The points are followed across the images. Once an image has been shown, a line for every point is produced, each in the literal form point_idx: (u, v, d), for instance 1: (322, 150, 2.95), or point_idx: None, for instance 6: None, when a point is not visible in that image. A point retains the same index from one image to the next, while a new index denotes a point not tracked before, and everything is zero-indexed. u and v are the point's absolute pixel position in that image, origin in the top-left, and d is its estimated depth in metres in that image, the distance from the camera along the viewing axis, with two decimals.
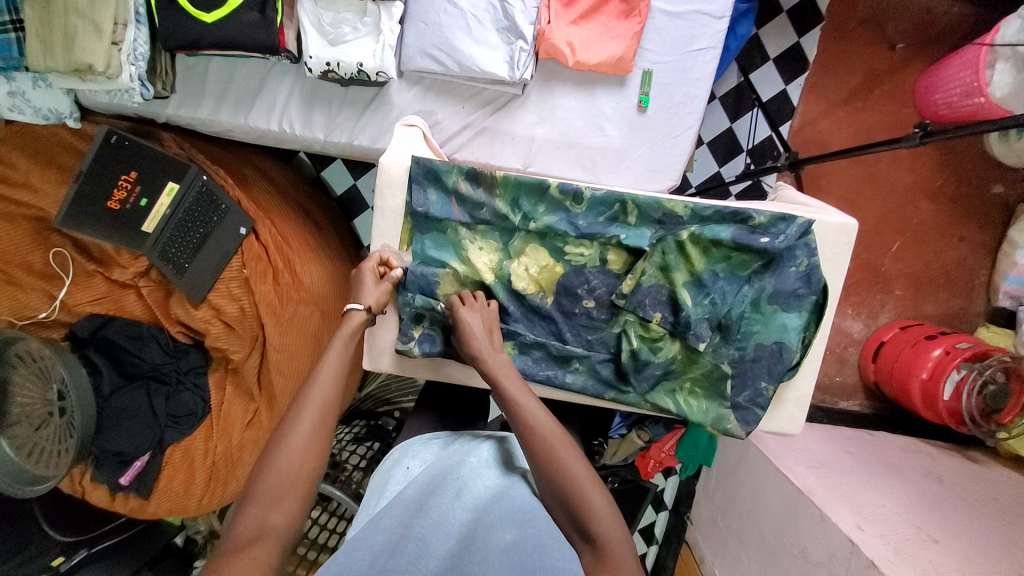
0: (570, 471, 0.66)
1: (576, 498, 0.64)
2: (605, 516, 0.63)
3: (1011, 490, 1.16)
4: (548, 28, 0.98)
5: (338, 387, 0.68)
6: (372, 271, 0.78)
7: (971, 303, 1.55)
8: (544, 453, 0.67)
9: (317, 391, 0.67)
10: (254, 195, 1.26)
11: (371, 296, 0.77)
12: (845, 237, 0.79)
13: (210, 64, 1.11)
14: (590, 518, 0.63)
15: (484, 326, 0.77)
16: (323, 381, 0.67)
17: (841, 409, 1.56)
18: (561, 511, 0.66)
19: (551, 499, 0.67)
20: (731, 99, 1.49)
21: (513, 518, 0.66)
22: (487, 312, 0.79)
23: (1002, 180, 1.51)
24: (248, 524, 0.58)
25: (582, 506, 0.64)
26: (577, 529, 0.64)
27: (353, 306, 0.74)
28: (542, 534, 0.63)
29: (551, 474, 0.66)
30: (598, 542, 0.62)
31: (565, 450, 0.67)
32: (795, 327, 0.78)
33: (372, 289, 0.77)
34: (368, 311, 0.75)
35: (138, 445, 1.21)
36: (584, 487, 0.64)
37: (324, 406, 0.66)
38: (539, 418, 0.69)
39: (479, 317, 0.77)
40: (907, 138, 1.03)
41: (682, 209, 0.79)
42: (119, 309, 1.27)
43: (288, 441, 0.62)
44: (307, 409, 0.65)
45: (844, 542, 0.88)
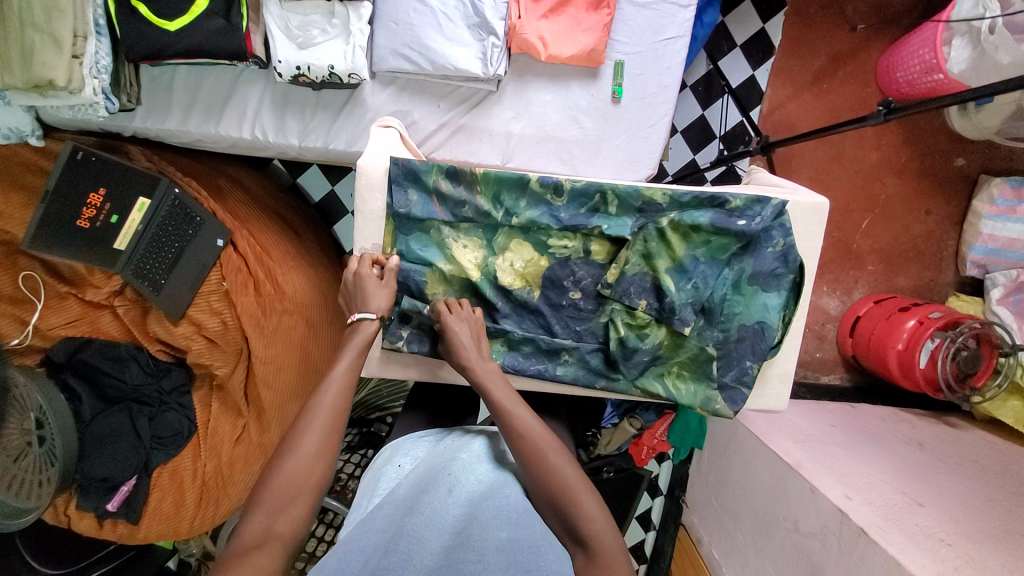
0: (562, 474, 0.67)
1: (568, 500, 0.65)
2: (597, 518, 0.64)
3: (987, 451, 1.21)
4: (519, 23, 0.98)
5: (349, 398, 0.68)
6: (368, 273, 0.77)
7: (941, 274, 1.60)
8: (535, 458, 0.68)
9: (327, 398, 0.66)
10: (230, 206, 1.23)
11: (378, 301, 0.76)
12: (817, 214, 0.81)
13: (176, 73, 1.09)
14: (583, 520, 0.64)
15: (472, 333, 0.76)
16: (334, 391, 0.67)
17: (823, 384, 1.60)
18: (552, 513, 0.67)
19: (542, 501, 0.68)
20: (701, 87, 1.52)
21: (509, 516, 0.66)
22: (474, 319, 0.78)
23: (963, 153, 1.57)
24: (254, 528, 0.57)
25: (573, 508, 0.65)
26: (569, 531, 0.65)
27: (363, 315, 0.74)
28: (536, 537, 0.64)
29: (542, 478, 0.67)
30: (591, 544, 0.63)
31: (553, 453, 0.68)
32: (776, 306, 0.80)
33: (376, 294, 0.76)
34: (381, 318, 0.75)
35: (123, 469, 1.17)
36: (576, 491, 0.65)
37: (333, 413, 0.66)
38: (528, 424, 0.70)
39: (467, 325, 0.77)
40: (873, 116, 1.06)
41: (661, 196, 0.80)
42: (95, 330, 1.24)
43: (296, 447, 0.62)
44: (314, 416, 0.65)
45: (834, 512, 0.91)
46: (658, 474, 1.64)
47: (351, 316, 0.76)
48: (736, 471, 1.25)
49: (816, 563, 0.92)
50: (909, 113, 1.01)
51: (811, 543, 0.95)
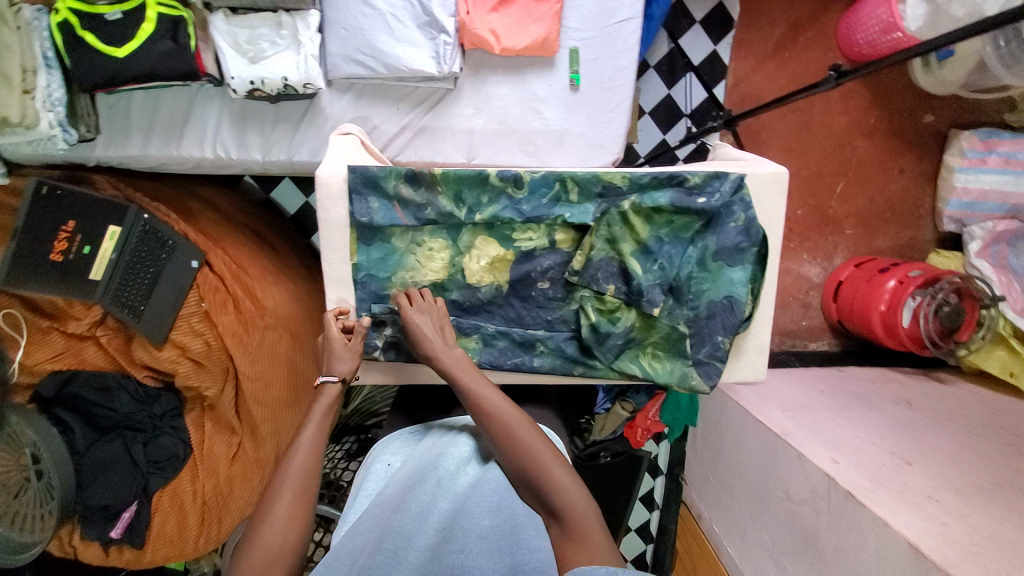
0: (524, 455, 0.68)
1: (539, 475, 0.67)
2: (570, 489, 0.65)
3: (975, 405, 1.22)
4: (469, 18, 0.98)
5: (318, 459, 0.69)
6: (338, 336, 0.78)
7: (919, 232, 1.61)
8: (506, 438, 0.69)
9: (294, 466, 0.67)
10: (201, 226, 1.23)
11: (344, 365, 0.77)
12: (778, 184, 0.81)
13: (133, 99, 1.08)
14: (554, 493, 0.65)
15: (433, 324, 0.78)
16: (304, 455, 0.68)
17: (811, 351, 1.62)
18: (526, 489, 0.68)
19: (517, 481, 0.69)
20: (666, 67, 1.52)
21: (490, 500, 0.68)
22: (435, 309, 0.79)
23: (931, 110, 1.57)
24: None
25: (546, 484, 0.66)
26: (542, 504, 0.66)
27: (325, 378, 0.75)
28: (514, 515, 0.66)
29: (509, 456, 0.68)
30: (564, 513, 0.64)
31: (524, 431, 0.69)
32: (742, 280, 0.81)
33: (342, 357, 0.77)
34: (341, 380, 0.76)
35: (123, 497, 1.18)
36: (546, 465, 0.67)
37: (305, 475, 0.67)
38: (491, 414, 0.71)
39: (428, 314, 0.79)
40: (824, 82, 1.05)
41: (621, 180, 0.80)
42: (81, 360, 1.24)
43: (272, 509, 0.63)
44: (287, 476, 0.66)
45: (822, 478, 0.92)
46: (657, 455, 1.65)
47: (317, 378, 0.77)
48: (730, 445, 1.26)
49: (808, 528, 0.94)
50: (862, 73, 1.00)
51: (802, 510, 0.96)
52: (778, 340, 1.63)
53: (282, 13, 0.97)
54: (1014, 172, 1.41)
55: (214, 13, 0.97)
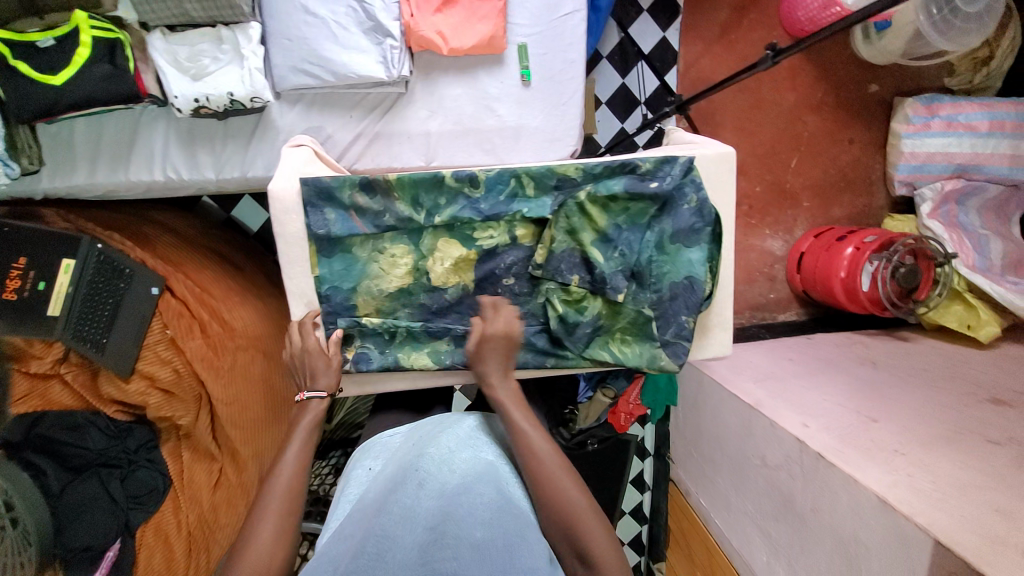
0: (560, 498, 0.68)
1: (574, 525, 0.67)
2: (603, 543, 0.66)
3: (936, 360, 1.28)
4: (414, 20, 0.97)
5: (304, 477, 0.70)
6: (317, 350, 0.79)
7: (873, 198, 1.67)
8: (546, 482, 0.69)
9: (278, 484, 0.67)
10: (160, 252, 1.20)
11: (327, 379, 0.79)
12: (725, 163, 0.83)
13: (75, 126, 1.06)
14: (590, 545, 0.66)
15: (501, 355, 0.80)
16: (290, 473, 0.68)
17: (781, 322, 1.66)
18: (561, 538, 0.68)
19: (552, 529, 0.69)
20: (618, 57, 1.53)
21: (485, 512, 0.67)
22: (503, 333, 0.81)
23: (874, 80, 1.63)
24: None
25: (580, 536, 0.66)
26: (571, 546, 0.67)
27: (313, 394, 0.77)
28: (510, 531, 0.66)
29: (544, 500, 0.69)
30: (591, 553, 0.66)
31: (563, 479, 0.69)
32: (700, 260, 0.83)
33: (326, 372, 0.79)
34: (329, 394, 0.77)
35: (105, 536, 1.15)
36: (584, 519, 0.67)
37: (288, 491, 0.67)
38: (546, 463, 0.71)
39: (498, 342, 0.80)
40: (764, 61, 1.06)
41: (575, 171, 0.81)
42: (46, 401, 1.19)
43: (260, 528, 0.63)
44: (271, 499, 0.66)
45: (793, 442, 0.95)
46: (642, 438, 1.68)
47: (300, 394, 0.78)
48: (709, 421, 1.29)
49: (786, 493, 0.97)
50: (798, 49, 1.02)
51: (778, 476, 0.99)
52: (749, 315, 1.67)
53: (221, 27, 0.96)
54: (957, 134, 1.46)
55: (151, 32, 0.95)
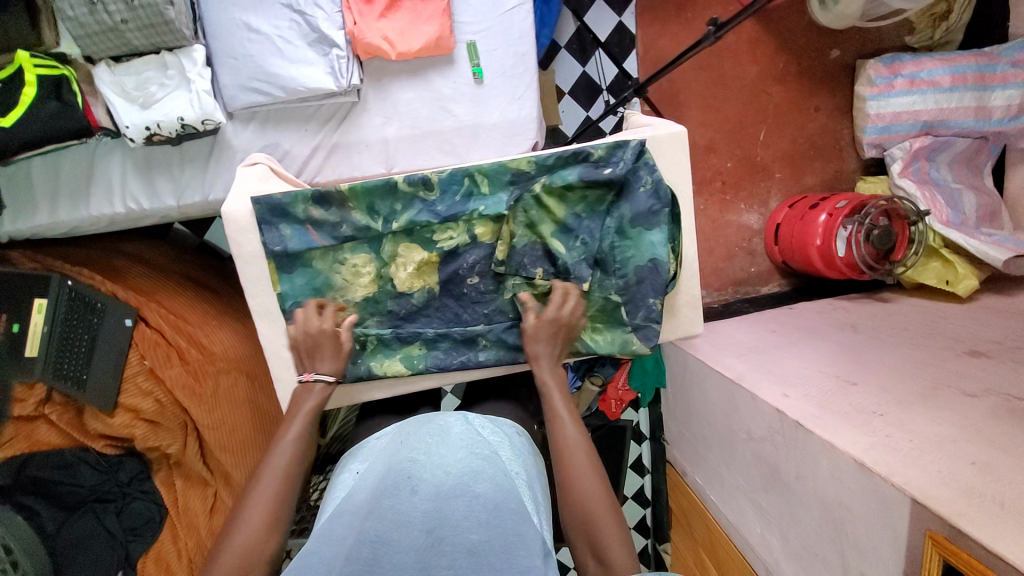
0: (582, 501, 0.69)
1: (591, 520, 0.68)
2: (615, 543, 0.66)
3: (916, 318, 1.28)
4: (358, 28, 0.96)
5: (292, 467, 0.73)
6: (326, 333, 0.80)
7: (845, 163, 1.67)
8: (570, 481, 0.71)
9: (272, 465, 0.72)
10: (131, 283, 1.20)
11: (330, 364, 0.80)
12: (678, 143, 0.84)
13: (31, 165, 1.05)
14: (603, 543, 0.67)
15: (552, 340, 0.82)
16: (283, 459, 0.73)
17: (764, 294, 1.67)
18: (579, 534, 0.69)
19: (571, 524, 0.70)
20: (576, 45, 1.53)
21: (480, 514, 0.64)
22: (553, 327, 0.82)
23: (835, 45, 1.63)
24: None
25: (593, 533, 0.67)
26: (589, 548, 0.68)
27: (320, 377, 0.80)
28: (507, 531, 0.64)
29: (568, 502, 0.70)
30: (607, 552, 0.66)
31: (585, 473, 0.71)
32: (662, 241, 0.83)
33: (331, 357, 0.81)
34: (335, 377, 0.81)
35: (104, 571, 1.14)
36: (598, 517, 0.68)
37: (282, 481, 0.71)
38: (582, 453, 0.73)
39: (552, 323, 0.81)
40: (706, 38, 1.05)
41: (528, 165, 0.81)
42: (30, 443, 1.16)
43: (242, 524, 0.65)
44: (263, 483, 0.70)
45: (774, 413, 0.95)
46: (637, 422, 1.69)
47: (307, 372, 0.80)
48: (696, 399, 1.29)
49: (771, 462, 0.98)
50: (738, 21, 1.02)
51: (763, 446, 1.00)
52: (732, 291, 1.67)
53: (165, 53, 0.95)
54: (920, 91, 1.46)
55: (97, 65, 0.94)
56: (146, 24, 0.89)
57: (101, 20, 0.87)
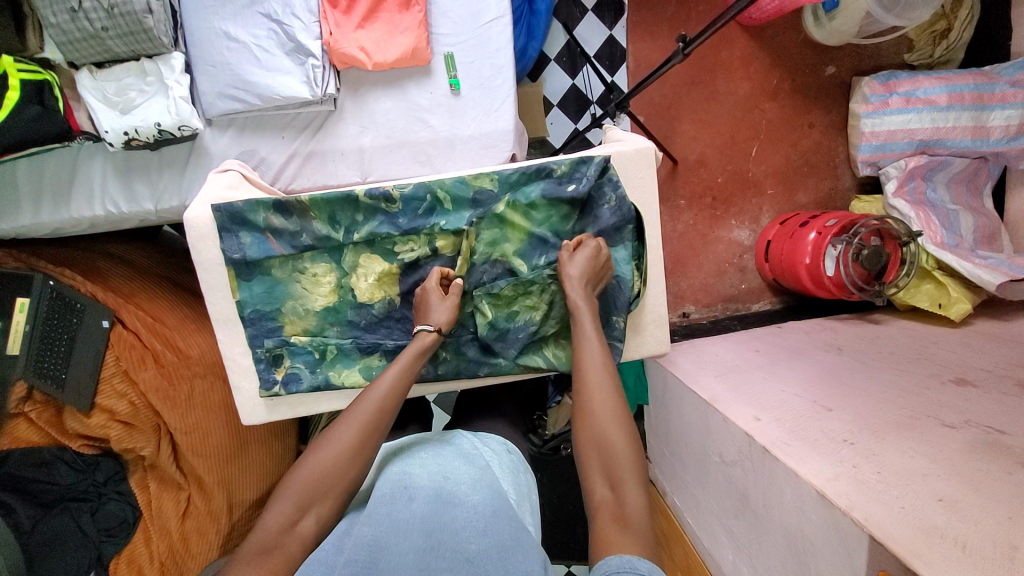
0: (601, 423, 0.63)
1: (605, 445, 0.62)
2: (626, 473, 0.59)
3: (905, 342, 1.24)
4: (334, 38, 0.97)
5: (342, 465, 0.65)
6: (435, 288, 0.79)
7: (839, 181, 1.64)
8: (589, 402, 0.65)
9: (313, 464, 0.64)
10: (112, 285, 1.21)
11: (441, 315, 0.77)
12: (644, 159, 0.83)
13: (16, 166, 1.07)
14: (616, 474, 0.60)
15: (587, 269, 0.76)
16: (329, 451, 0.65)
17: (754, 312, 1.64)
18: (595, 461, 0.61)
19: (585, 450, 0.63)
20: (565, 58, 1.54)
21: (478, 524, 0.60)
22: (590, 255, 0.76)
23: (830, 62, 1.61)
24: (279, 521, 0.60)
25: (607, 455, 0.61)
26: (602, 474, 0.60)
27: (422, 327, 0.76)
28: (505, 538, 0.60)
29: (585, 423, 0.64)
30: (621, 481, 0.59)
31: (605, 397, 0.65)
32: (625, 258, 0.83)
33: (439, 308, 0.78)
34: (437, 330, 0.76)
35: (75, 571, 1.12)
36: (612, 439, 0.62)
37: (323, 471, 0.64)
38: (602, 380, 0.67)
39: (587, 258, 0.76)
40: (676, 55, 1.03)
41: (490, 181, 0.81)
42: (12, 439, 1.16)
43: (273, 504, 0.61)
44: (349, 420, 0.68)
45: (744, 436, 0.93)
46: None
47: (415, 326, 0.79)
48: (673, 416, 1.26)
49: (741, 488, 0.95)
50: (705, 39, 0.99)
51: (734, 471, 0.97)
52: (722, 307, 1.64)
53: (145, 60, 0.97)
54: (916, 110, 1.43)
55: (79, 70, 0.96)
56: (126, 32, 0.90)
57: (82, 27, 0.89)
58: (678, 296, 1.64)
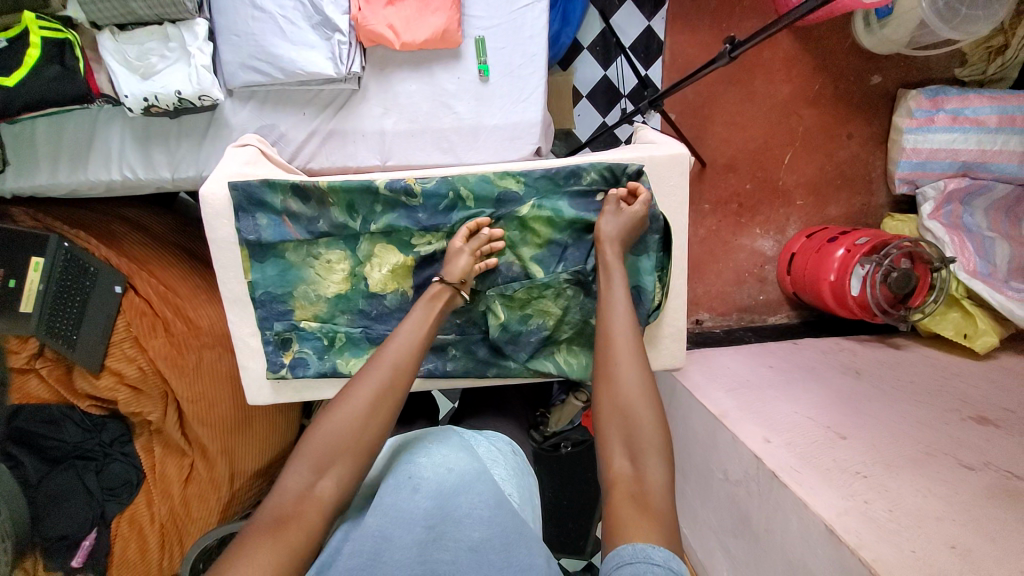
0: (623, 391, 0.63)
1: (628, 416, 0.61)
2: (648, 452, 0.59)
3: (926, 371, 1.20)
4: (362, 14, 0.94)
5: (362, 427, 0.62)
6: (462, 238, 0.77)
7: (873, 197, 1.58)
8: (614, 365, 0.65)
9: (332, 424, 0.61)
10: (126, 250, 1.20)
11: (454, 268, 0.75)
12: (677, 167, 0.79)
13: (36, 127, 1.07)
14: (639, 444, 0.59)
15: (624, 232, 0.73)
16: (349, 412, 0.62)
17: (770, 325, 1.60)
18: (615, 431, 0.61)
19: (607, 416, 0.62)
20: (599, 47, 1.48)
21: (484, 511, 0.58)
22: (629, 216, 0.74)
23: (877, 71, 1.54)
24: (298, 483, 0.58)
25: (630, 424, 0.60)
26: (623, 445, 0.60)
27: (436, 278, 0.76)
28: (510, 531, 0.58)
29: (607, 389, 0.64)
30: (642, 457, 0.58)
31: (631, 366, 0.64)
32: (648, 269, 0.80)
33: (457, 262, 0.75)
34: (444, 283, 0.74)
35: (80, 525, 1.15)
36: (636, 411, 0.61)
37: (343, 433, 0.61)
38: (630, 343, 0.66)
39: (627, 221, 0.74)
40: (720, 57, 0.98)
41: (515, 183, 0.78)
42: (22, 395, 1.18)
43: (291, 466, 0.59)
44: (366, 382, 0.65)
45: (752, 458, 0.91)
46: None
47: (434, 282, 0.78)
48: (679, 426, 1.24)
49: (744, 510, 0.94)
50: (754, 44, 0.93)
51: (738, 491, 0.95)
52: (737, 317, 1.60)
53: (168, 24, 0.94)
54: (962, 129, 1.36)
55: (101, 31, 0.93)
56: None
57: None
58: (694, 302, 1.60)
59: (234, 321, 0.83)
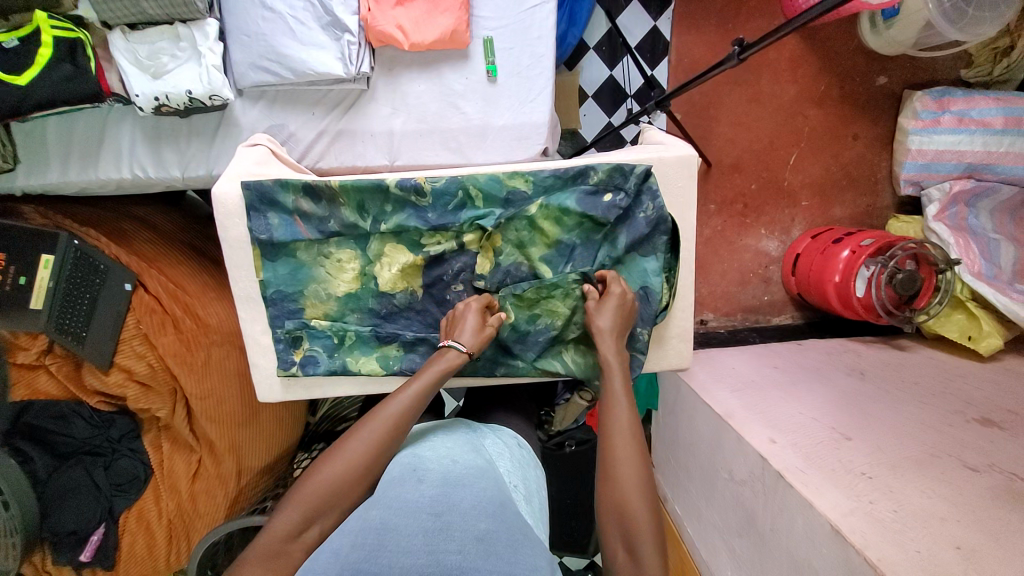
0: (623, 486, 0.61)
1: (626, 511, 0.60)
2: (647, 546, 0.58)
3: (930, 372, 1.21)
4: (372, 15, 0.95)
5: (355, 480, 0.64)
6: (477, 311, 0.77)
7: (878, 198, 1.58)
8: (614, 458, 0.63)
9: (325, 475, 0.63)
10: (136, 248, 1.21)
11: (473, 338, 0.75)
12: (686, 168, 0.79)
13: (47, 123, 1.07)
14: (638, 537, 0.59)
15: (618, 319, 0.75)
16: (343, 466, 0.64)
17: (774, 325, 1.61)
18: (615, 529, 0.60)
19: (607, 512, 0.61)
20: (605, 47, 1.48)
21: (487, 505, 0.60)
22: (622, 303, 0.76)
23: (883, 72, 1.54)
24: (285, 526, 0.60)
25: (627, 523, 0.59)
26: (623, 542, 0.59)
27: (452, 343, 0.74)
28: (512, 527, 0.59)
29: (608, 482, 0.62)
30: (641, 554, 0.58)
31: (629, 455, 0.63)
32: (655, 269, 0.81)
33: (474, 332, 0.75)
34: (466, 352, 0.73)
35: (88, 520, 1.17)
36: (633, 506, 0.60)
37: (335, 485, 0.63)
38: (628, 433, 0.65)
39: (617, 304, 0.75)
40: (729, 59, 0.98)
41: (524, 183, 0.79)
42: (31, 391, 1.19)
43: (281, 507, 0.61)
44: (361, 437, 0.66)
45: (757, 458, 0.91)
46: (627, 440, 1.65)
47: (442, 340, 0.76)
48: (684, 426, 1.25)
49: (749, 509, 0.94)
50: (763, 46, 0.93)
51: (743, 490, 0.96)
52: (741, 318, 1.61)
53: (179, 24, 0.95)
54: (968, 131, 1.36)
55: (112, 30, 0.94)
56: None
57: None
58: (698, 302, 1.60)
59: (244, 320, 0.84)
